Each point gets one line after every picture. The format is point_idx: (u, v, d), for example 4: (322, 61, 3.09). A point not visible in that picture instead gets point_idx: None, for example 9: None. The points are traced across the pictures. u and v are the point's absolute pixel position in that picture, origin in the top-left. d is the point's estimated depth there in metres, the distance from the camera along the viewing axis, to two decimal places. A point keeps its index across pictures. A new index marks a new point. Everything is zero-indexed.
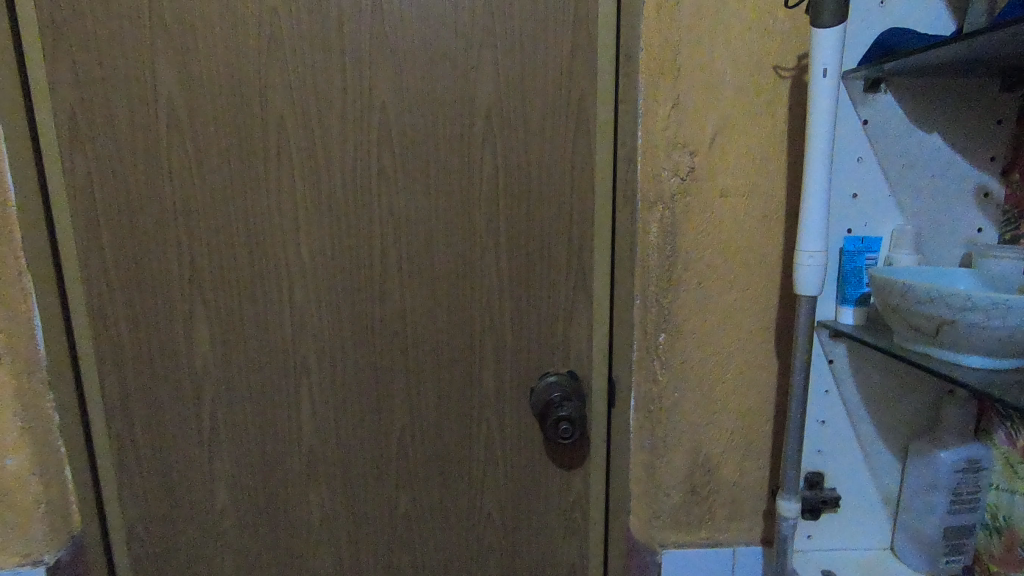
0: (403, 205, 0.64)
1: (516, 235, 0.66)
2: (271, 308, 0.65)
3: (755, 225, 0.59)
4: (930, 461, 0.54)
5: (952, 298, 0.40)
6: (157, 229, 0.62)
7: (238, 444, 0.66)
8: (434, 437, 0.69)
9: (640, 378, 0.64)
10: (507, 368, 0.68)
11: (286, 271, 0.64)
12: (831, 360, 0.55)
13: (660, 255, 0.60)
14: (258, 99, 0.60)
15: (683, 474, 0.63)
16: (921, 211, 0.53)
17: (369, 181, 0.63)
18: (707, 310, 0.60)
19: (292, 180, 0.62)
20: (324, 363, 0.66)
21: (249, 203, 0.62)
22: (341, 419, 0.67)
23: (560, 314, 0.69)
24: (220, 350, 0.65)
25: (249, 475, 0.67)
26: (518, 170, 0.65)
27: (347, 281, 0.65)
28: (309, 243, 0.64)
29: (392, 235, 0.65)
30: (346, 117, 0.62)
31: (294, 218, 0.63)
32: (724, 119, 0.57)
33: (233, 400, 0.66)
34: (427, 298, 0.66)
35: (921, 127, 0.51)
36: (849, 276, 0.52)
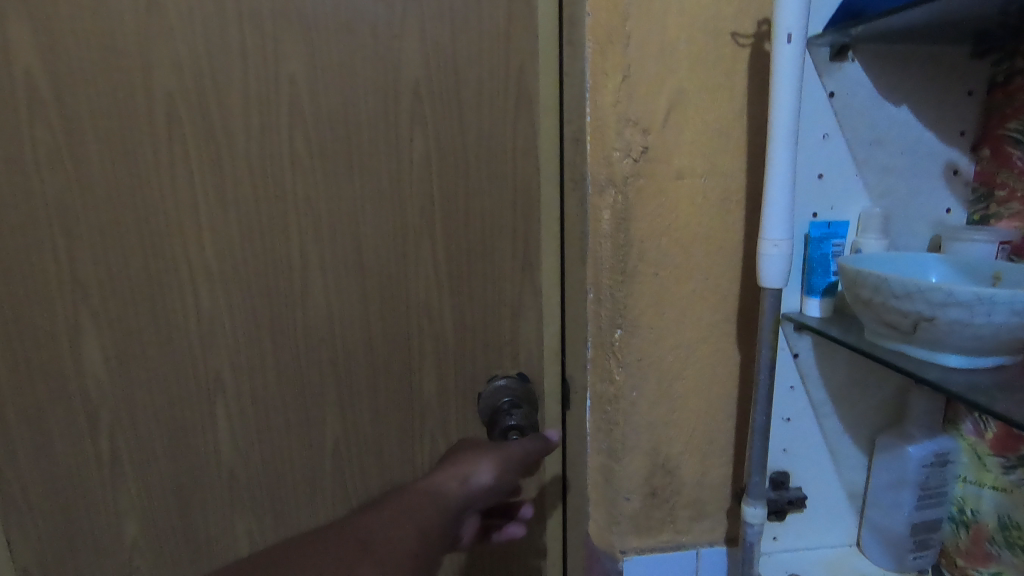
0: (324, 197, 0.57)
1: (455, 226, 0.60)
2: (177, 319, 0.57)
3: (714, 209, 0.54)
4: (896, 456, 0.51)
5: (932, 294, 0.35)
6: (29, 233, 0.53)
7: (149, 469, 0.60)
8: (377, 447, 0.64)
9: (596, 378, 0.60)
10: (454, 370, 0.63)
11: (190, 277, 0.56)
12: (796, 354, 0.51)
13: (612, 245, 0.55)
14: (144, 77, 0.52)
15: (641, 476, 0.60)
16: (889, 192, 0.48)
17: (283, 170, 0.56)
18: (664, 303, 0.56)
19: (194, 172, 0.54)
20: (244, 377, 0.59)
21: (140, 200, 0.54)
22: (272, 435, 0.61)
23: (508, 310, 0.63)
24: (125, 368, 0.57)
25: (165, 502, 0.61)
26: (454, 153, 0.58)
27: (266, 284, 0.58)
28: (219, 244, 0.56)
29: (313, 232, 0.57)
30: (251, 97, 0.53)
31: (197, 216, 0.55)
32: (679, 92, 0.51)
33: (140, 422, 0.59)
34: (359, 299, 0.60)
35: (890, 98, 0.47)
36: (816, 265, 0.48)
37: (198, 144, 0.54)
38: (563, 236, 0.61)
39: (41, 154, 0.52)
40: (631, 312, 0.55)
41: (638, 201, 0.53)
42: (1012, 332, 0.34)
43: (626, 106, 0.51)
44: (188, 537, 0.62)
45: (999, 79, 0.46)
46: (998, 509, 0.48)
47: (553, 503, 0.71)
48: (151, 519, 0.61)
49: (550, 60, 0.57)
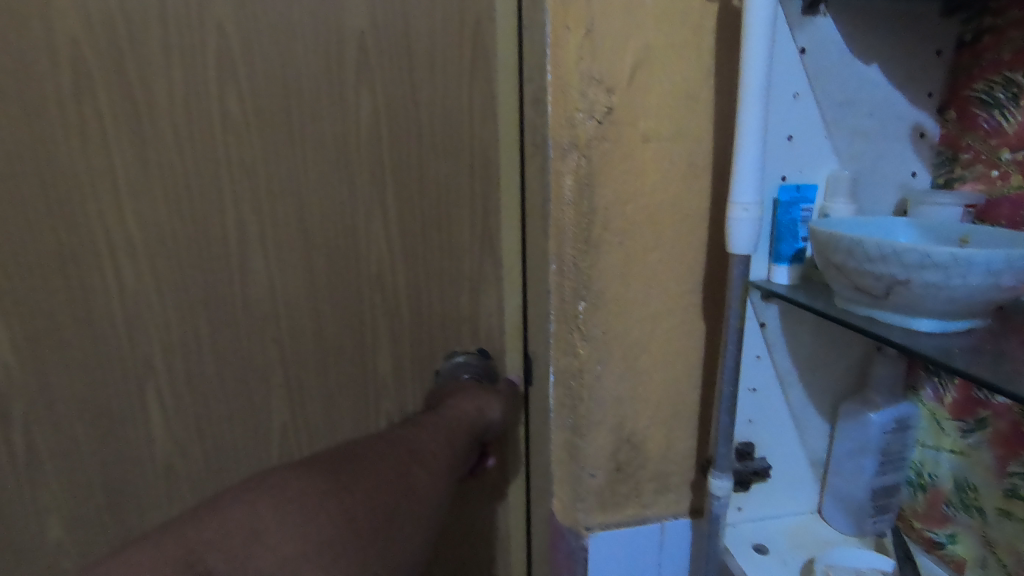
0: (262, 163, 0.51)
1: (408, 194, 0.56)
2: (96, 298, 0.51)
3: (680, 174, 0.52)
4: (860, 423, 0.51)
5: (907, 256, 0.34)
6: None
7: (73, 463, 0.55)
8: (330, 431, 0.60)
9: (560, 352, 0.58)
10: (412, 348, 0.60)
11: (109, 252, 0.51)
12: (763, 324, 0.50)
13: (576, 212, 0.52)
14: (42, 20, 0.45)
15: (606, 452, 0.58)
16: (858, 154, 0.47)
17: (213, 131, 0.50)
18: (628, 273, 0.53)
19: (109, 133, 0.48)
20: (179, 360, 0.54)
21: (44, 165, 0.48)
22: (214, 422, 0.57)
23: (466, 283, 0.60)
24: (40, 354, 0.51)
25: (93, 498, 0.56)
26: (405, 114, 0.54)
27: (200, 259, 0.53)
28: (142, 215, 0.50)
29: (251, 201, 0.52)
30: (172, 46, 0.47)
31: (114, 183, 0.49)
32: (645, 49, 0.48)
33: (59, 413, 0.53)
34: (305, 275, 0.55)
35: (860, 56, 0.45)
36: (785, 230, 0.46)
37: (113, 99, 0.47)
38: (523, 205, 0.58)
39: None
40: (596, 284, 0.53)
41: (603, 165, 0.50)
42: (985, 294, 0.33)
43: (590, 63, 0.48)
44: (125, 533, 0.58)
45: (967, 38, 0.45)
46: (955, 471, 0.48)
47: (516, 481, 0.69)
48: (81, 515, 0.56)
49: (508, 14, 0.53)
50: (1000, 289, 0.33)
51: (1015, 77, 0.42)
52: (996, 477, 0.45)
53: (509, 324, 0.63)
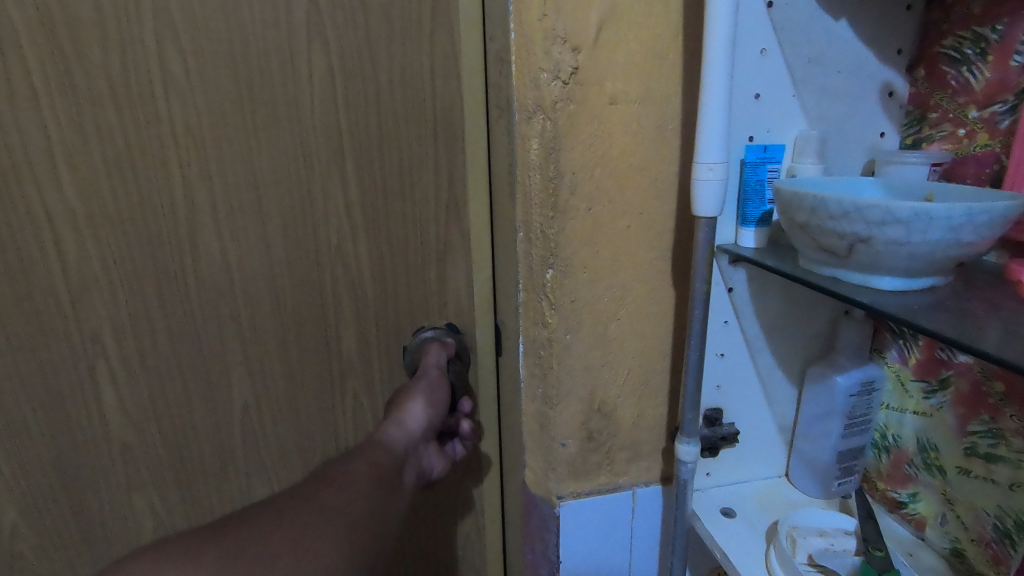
0: (212, 127, 0.49)
1: (369, 161, 0.54)
2: (40, 272, 0.49)
3: (648, 137, 0.50)
4: (826, 386, 0.51)
5: (869, 212, 0.33)
6: None
7: (27, 443, 0.53)
8: (297, 405, 0.59)
9: (530, 322, 0.57)
10: (379, 321, 0.59)
11: (50, 223, 0.48)
12: (730, 289, 0.49)
13: (543, 177, 0.50)
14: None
15: (577, 422, 0.58)
16: (826, 113, 0.46)
17: (159, 94, 0.47)
18: (597, 241, 0.52)
19: (45, 95, 0.45)
20: (134, 336, 0.53)
21: None
22: (175, 398, 0.55)
23: (432, 253, 0.59)
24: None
25: (51, 478, 0.55)
26: (362, 76, 0.51)
27: (150, 231, 0.50)
28: (86, 185, 0.48)
29: (201, 168, 0.50)
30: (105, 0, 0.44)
31: (53, 152, 0.47)
32: (611, 5, 0.46)
33: (7, 393, 0.51)
34: (262, 245, 0.53)
35: (829, 12, 0.44)
36: (751, 192, 0.45)
37: (46, 59, 0.44)
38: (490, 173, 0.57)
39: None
40: (563, 251, 0.52)
41: (570, 128, 0.49)
42: (946, 251, 0.33)
43: (554, 20, 0.46)
44: (90, 510, 0.57)
45: None
46: (918, 432, 0.49)
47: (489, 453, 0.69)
48: (40, 494, 0.55)
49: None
50: (961, 245, 0.33)
51: (984, 33, 0.41)
52: (957, 437, 0.45)
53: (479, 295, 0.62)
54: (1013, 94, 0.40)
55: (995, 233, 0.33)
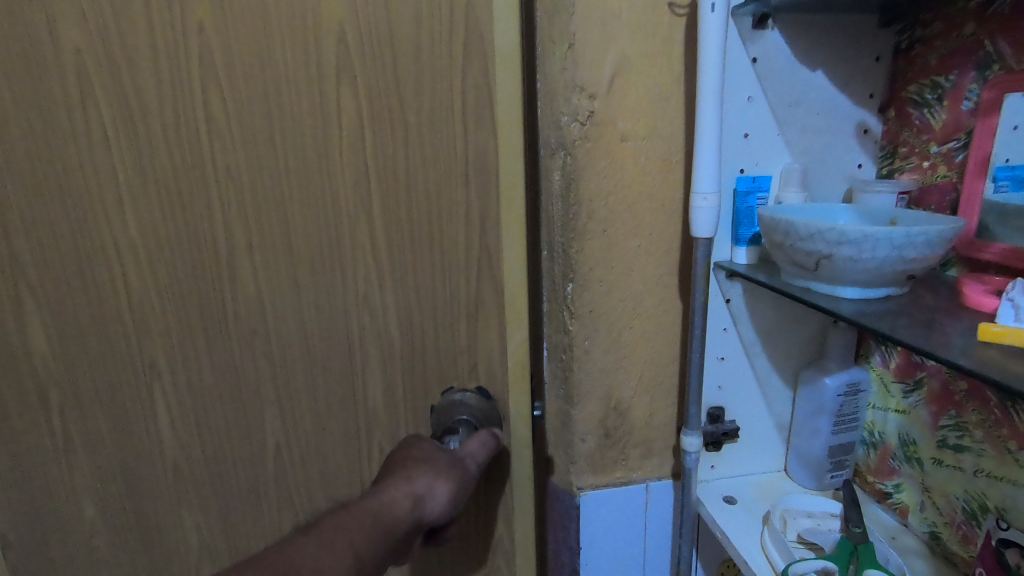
0: (251, 169, 0.53)
1: (406, 188, 0.56)
2: (126, 292, 0.56)
3: (656, 167, 0.59)
4: (816, 387, 0.58)
5: (829, 234, 0.40)
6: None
7: (116, 441, 0.60)
8: (320, 427, 0.62)
9: (553, 328, 0.66)
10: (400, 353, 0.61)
11: (132, 250, 0.54)
12: (728, 300, 0.57)
13: (563, 203, 0.59)
14: (64, 26, 0.48)
15: (595, 419, 0.65)
16: (808, 149, 0.53)
17: (225, 134, 0.52)
18: (611, 258, 0.60)
19: (131, 136, 0.51)
20: (201, 350, 0.58)
21: (68, 169, 0.52)
22: (230, 408, 0.61)
23: (465, 287, 0.60)
24: (73, 337, 0.56)
25: (134, 472, 0.62)
26: (392, 121, 0.54)
27: (209, 256, 0.55)
28: (164, 213, 0.54)
29: (237, 209, 0.54)
30: (177, 52, 0.50)
31: (140, 189, 0.53)
32: (621, 59, 0.55)
33: (100, 396, 0.59)
34: (291, 279, 0.57)
35: (807, 64, 0.51)
36: (742, 217, 0.53)
37: (134, 106, 0.51)
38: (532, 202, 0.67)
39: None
40: (582, 268, 0.60)
41: (587, 161, 0.57)
42: (893, 265, 0.40)
43: (574, 73, 0.55)
44: (160, 504, 0.64)
45: (902, 46, 0.51)
46: (899, 428, 0.55)
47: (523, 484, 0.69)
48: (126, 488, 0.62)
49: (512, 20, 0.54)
50: (906, 260, 0.40)
51: (940, 81, 0.48)
52: (930, 431, 0.52)
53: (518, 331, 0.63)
54: (964, 134, 0.47)
55: (935, 251, 0.40)
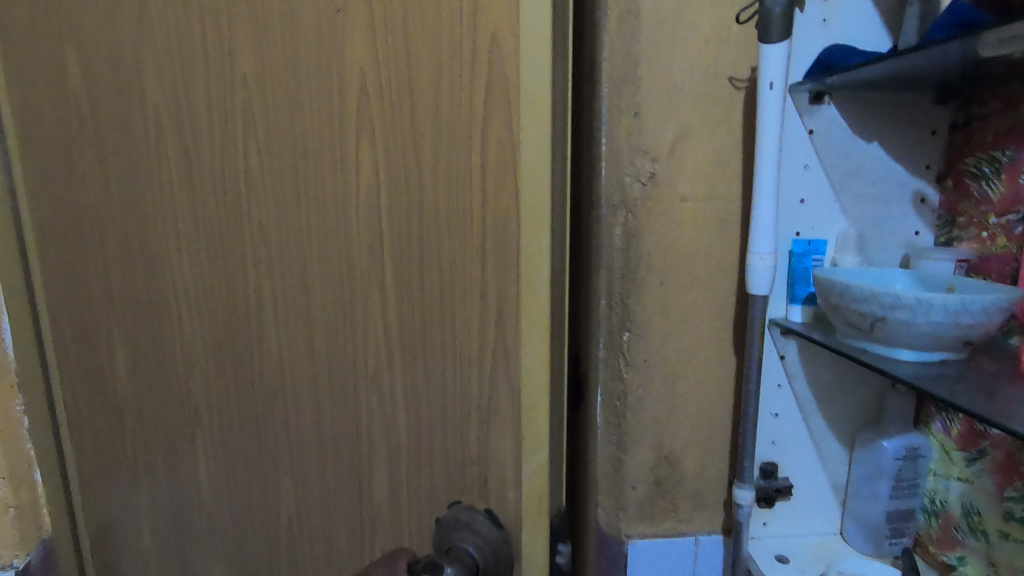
0: (273, 224, 0.60)
1: (441, 247, 0.60)
2: (214, 324, 0.64)
3: (714, 226, 0.62)
4: (873, 450, 0.58)
5: (883, 298, 0.43)
6: (116, 245, 0.64)
7: (201, 454, 0.68)
8: (324, 466, 0.66)
9: (607, 375, 0.67)
10: (401, 401, 0.63)
11: (223, 286, 0.63)
12: (782, 356, 0.58)
13: (623, 256, 0.63)
14: (187, 96, 0.59)
15: (647, 467, 0.67)
16: (864, 215, 0.56)
17: (298, 193, 0.60)
18: (668, 309, 0.63)
19: (231, 189, 0.60)
20: (266, 380, 0.64)
21: (184, 211, 0.62)
22: (283, 431, 0.66)
23: (476, 338, 0.62)
24: (176, 357, 0.66)
25: (204, 485, 0.69)
26: (417, 174, 0.58)
27: (233, 298, 0.63)
28: (251, 259, 0.62)
29: (292, 257, 0.61)
30: (264, 120, 0.58)
31: (237, 234, 0.61)
32: (683, 126, 0.60)
33: (184, 414, 0.67)
34: (304, 324, 0.63)
35: (863, 136, 0.55)
36: (798, 277, 0.55)
37: (232, 162, 0.60)
38: (581, 254, 0.71)
39: (120, 168, 0.62)
40: (639, 317, 0.63)
41: (647, 219, 0.61)
42: (949, 331, 0.42)
43: (639, 138, 0.60)
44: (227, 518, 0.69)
45: (959, 121, 0.54)
46: (963, 497, 0.54)
47: (535, 555, 0.65)
48: (197, 499, 0.69)
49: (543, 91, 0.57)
50: (962, 326, 0.41)
51: (997, 155, 0.50)
52: (996, 501, 0.51)
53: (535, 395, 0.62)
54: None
55: (992, 319, 0.41)
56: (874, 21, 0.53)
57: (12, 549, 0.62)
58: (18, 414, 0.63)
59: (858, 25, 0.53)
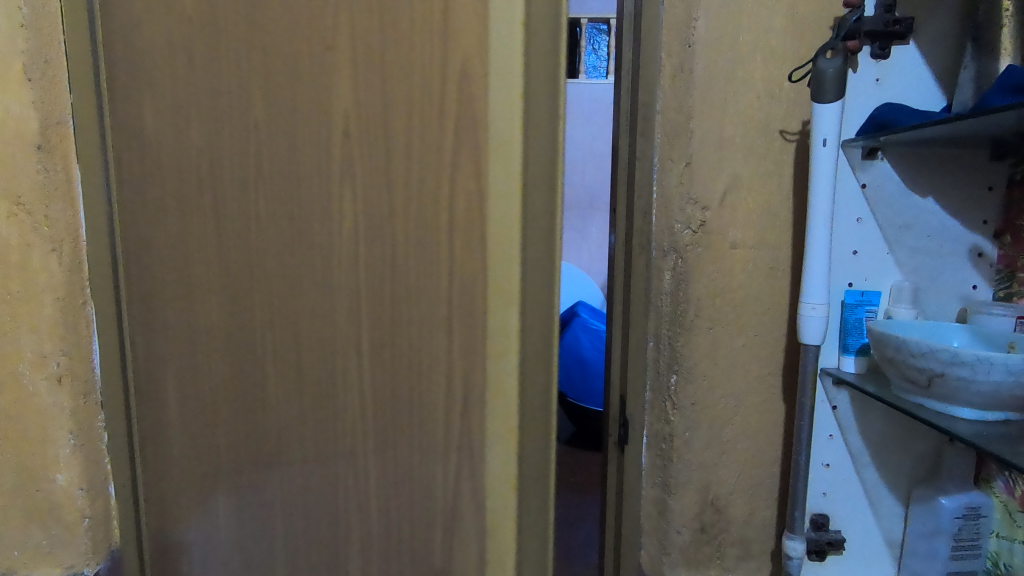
0: (292, 283, 0.72)
1: (484, 280, 0.72)
2: (285, 342, 0.73)
3: (762, 274, 0.63)
4: (931, 506, 0.56)
5: (942, 354, 0.43)
6: (202, 273, 0.72)
7: (267, 465, 0.75)
8: (323, 494, 0.76)
9: (653, 417, 0.67)
10: (372, 448, 0.75)
11: (295, 308, 0.72)
12: (835, 407, 0.58)
13: (672, 300, 0.64)
14: (281, 149, 0.70)
15: (692, 512, 0.66)
16: (919, 268, 0.56)
17: (368, 229, 0.72)
18: (716, 353, 0.64)
19: (310, 225, 0.71)
20: (329, 392, 0.74)
21: (266, 244, 0.71)
22: (342, 437, 0.75)
23: (472, 383, 0.74)
24: (249, 371, 0.73)
25: (266, 491, 0.75)
26: (463, 222, 0.72)
27: (273, 335, 0.73)
28: (324, 283, 0.72)
29: (359, 284, 0.72)
30: (342, 171, 0.70)
31: (314, 264, 0.72)
32: (734, 176, 0.62)
33: (253, 424, 0.74)
34: (337, 357, 0.74)
35: (917, 191, 0.55)
36: (851, 327, 0.56)
37: (314, 205, 0.71)
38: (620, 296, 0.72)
39: (212, 206, 0.71)
40: (688, 360, 0.64)
41: (697, 264, 0.62)
42: (1011, 390, 0.42)
43: (691, 186, 0.62)
44: (288, 520, 0.76)
45: (1017, 177, 0.54)
46: None
47: None
48: (260, 506, 0.76)
49: (527, 191, 0.70)
50: None
51: None
52: None
53: (533, 426, 0.74)
54: None
55: None
56: (928, 80, 0.55)
57: (83, 559, 0.64)
58: (99, 430, 0.65)
59: (911, 83, 0.54)
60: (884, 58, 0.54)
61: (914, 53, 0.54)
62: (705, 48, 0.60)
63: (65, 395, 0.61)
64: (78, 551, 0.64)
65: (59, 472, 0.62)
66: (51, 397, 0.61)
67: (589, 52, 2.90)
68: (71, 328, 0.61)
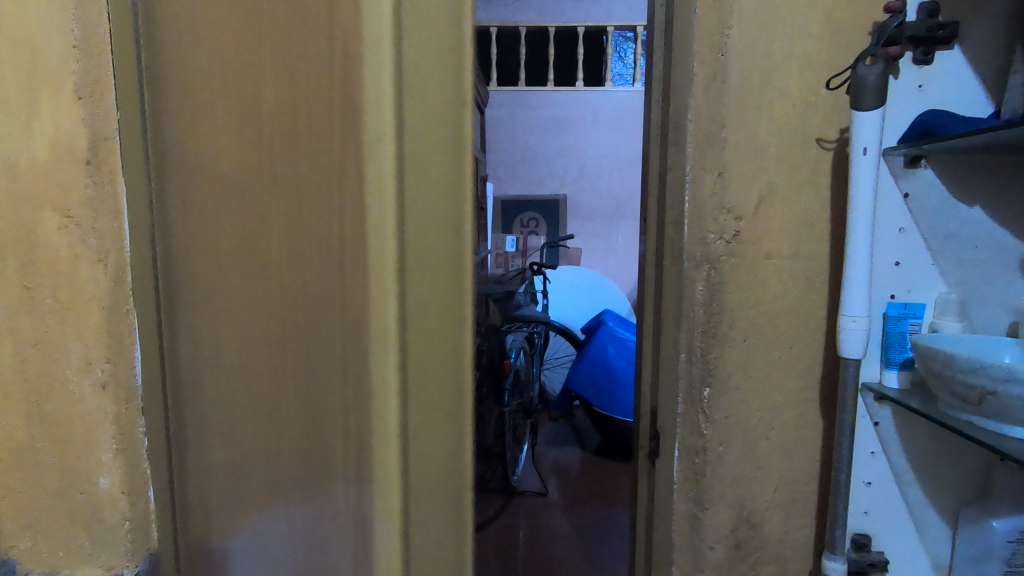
0: (280, 291, 0.59)
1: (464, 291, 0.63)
2: (280, 362, 0.61)
3: (799, 285, 0.62)
4: (981, 528, 0.54)
5: (994, 370, 0.41)
6: (187, 275, 0.59)
7: (273, 507, 0.62)
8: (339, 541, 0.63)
9: (685, 430, 0.64)
10: (309, 496, 0.63)
11: (289, 321, 0.60)
12: (876, 423, 0.56)
13: (705, 312, 0.61)
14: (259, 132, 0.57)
15: (726, 528, 0.64)
16: (964, 280, 0.54)
17: (357, 230, 0.59)
18: (750, 366, 0.63)
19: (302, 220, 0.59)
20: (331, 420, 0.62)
21: (255, 242, 0.59)
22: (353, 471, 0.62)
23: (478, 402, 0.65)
24: (245, 393, 0.61)
25: (273, 540, 0.63)
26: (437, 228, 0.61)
27: (272, 353, 0.60)
28: (319, 289, 0.60)
29: (352, 295, 0.60)
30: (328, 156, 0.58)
31: (307, 265, 0.59)
32: (768, 186, 0.61)
33: (254, 457, 0.62)
34: (339, 378, 0.61)
35: (962, 200, 0.54)
36: (894, 340, 0.54)
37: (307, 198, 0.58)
38: (649, 309, 0.71)
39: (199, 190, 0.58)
40: (721, 372, 0.62)
41: (730, 275, 0.61)
42: None
43: (724, 197, 0.60)
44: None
45: None
46: None
47: None
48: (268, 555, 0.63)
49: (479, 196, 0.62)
50: None
51: None
52: None
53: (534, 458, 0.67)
54: None
55: None
56: (974, 87, 0.53)
57: (124, 560, 0.56)
58: (140, 435, 0.56)
59: (955, 90, 0.53)
60: (927, 63, 0.52)
61: (959, 59, 0.53)
62: (738, 57, 0.59)
63: (111, 397, 0.54)
64: (119, 553, 0.56)
65: (103, 475, 0.56)
66: (97, 401, 0.54)
67: (615, 59, 2.92)
68: (108, 323, 0.53)
